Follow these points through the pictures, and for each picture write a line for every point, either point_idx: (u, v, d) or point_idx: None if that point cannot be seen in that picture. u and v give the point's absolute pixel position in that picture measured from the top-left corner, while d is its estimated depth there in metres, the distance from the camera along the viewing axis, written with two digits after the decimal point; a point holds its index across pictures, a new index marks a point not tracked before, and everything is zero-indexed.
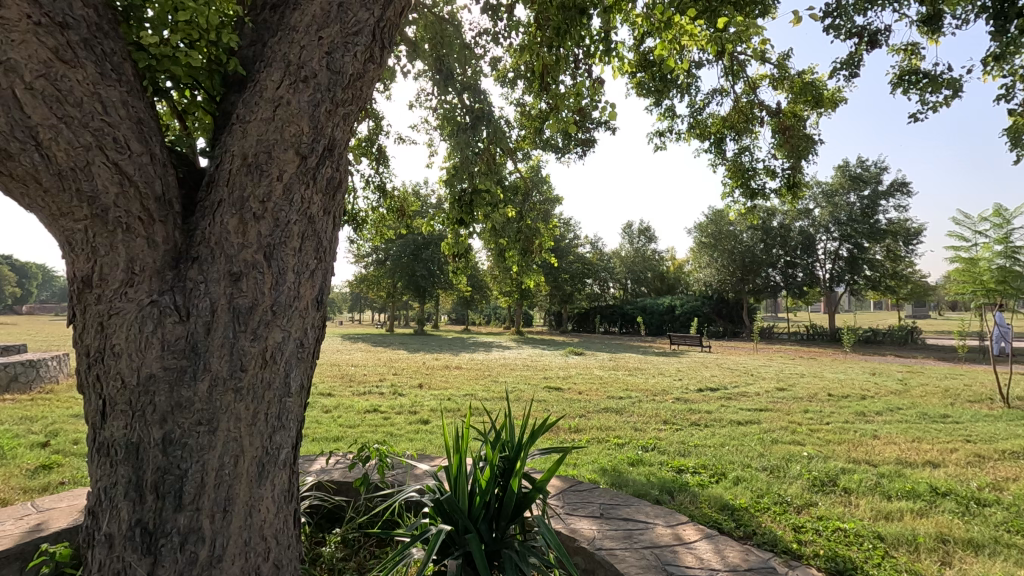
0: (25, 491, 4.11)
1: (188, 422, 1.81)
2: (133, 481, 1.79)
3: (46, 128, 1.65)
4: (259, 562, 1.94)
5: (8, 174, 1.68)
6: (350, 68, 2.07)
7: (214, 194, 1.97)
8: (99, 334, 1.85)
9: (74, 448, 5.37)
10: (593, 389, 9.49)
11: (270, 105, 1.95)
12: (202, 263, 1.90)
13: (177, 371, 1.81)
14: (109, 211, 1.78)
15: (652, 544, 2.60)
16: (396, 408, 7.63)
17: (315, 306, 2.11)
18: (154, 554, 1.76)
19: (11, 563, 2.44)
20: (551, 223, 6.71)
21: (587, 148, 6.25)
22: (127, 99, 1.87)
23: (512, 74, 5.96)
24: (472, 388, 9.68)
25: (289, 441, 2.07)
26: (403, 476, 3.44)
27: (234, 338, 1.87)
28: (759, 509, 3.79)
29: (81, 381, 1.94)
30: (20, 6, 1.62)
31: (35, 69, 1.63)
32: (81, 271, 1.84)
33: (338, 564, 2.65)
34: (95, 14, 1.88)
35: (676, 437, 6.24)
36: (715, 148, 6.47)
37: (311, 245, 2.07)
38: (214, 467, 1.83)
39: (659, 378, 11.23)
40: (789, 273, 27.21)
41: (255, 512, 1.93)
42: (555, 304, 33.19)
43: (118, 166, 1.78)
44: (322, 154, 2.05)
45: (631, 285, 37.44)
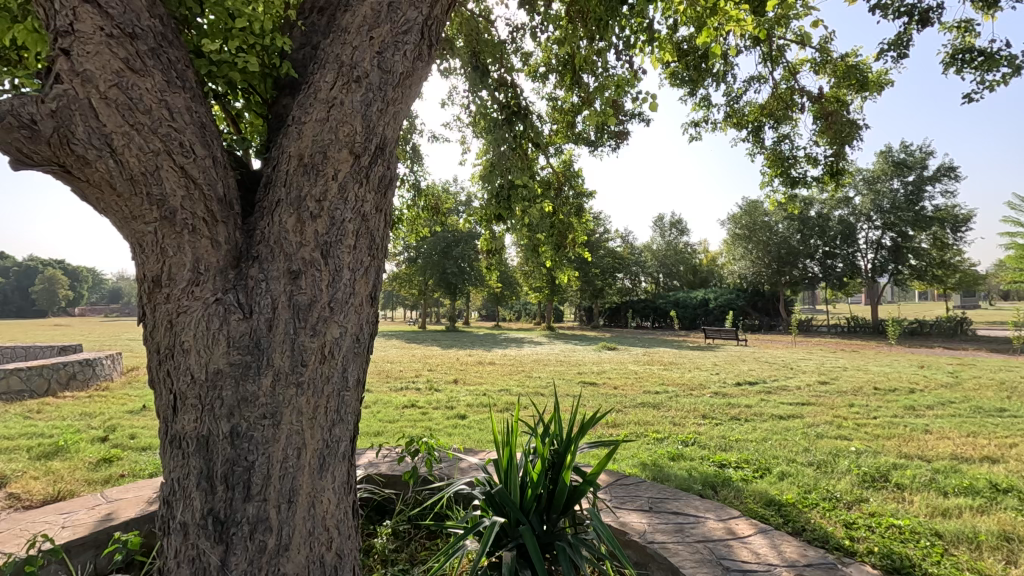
0: (88, 483, 4.32)
1: (254, 416, 1.87)
2: (204, 472, 1.86)
3: (119, 135, 1.73)
4: (322, 552, 1.99)
5: (86, 179, 1.77)
6: (400, 67, 2.11)
7: (273, 194, 2.03)
8: (169, 332, 1.92)
9: (131, 443, 5.61)
10: (628, 384, 9.42)
11: (324, 106, 2.00)
12: (263, 261, 1.96)
13: (242, 367, 1.88)
14: (176, 213, 1.85)
15: (704, 538, 2.58)
16: (433, 404, 7.74)
17: (369, 303, 2.16)
18: (225, 543, 1.83)
19: (87, 550, 2.58)
20: (584, 217, 6.66)
21: (621, 141, 6.20)
22: (191, 105, 1.94)
23: (545, 68, 5.94)
24: (506, 383, 9.72)
25: (348, 434, 2.12)
26: (450, 469, 3.49)
27: (295, 333, 1.92)
28: (807, 505, 3.71)
29: (152, 378, 2.02)
30: (94, 19, 1.73)
31: (108, 79, 1.72)
32: (151, 271, 1.92)
33: (390, 555, 2.71)
34: (160, 24, 1.95)
35: (716, 432, 6.15)
36: (753, 137, 6.32)
37: (365, 243, 2.11)
38: (278, 460, 1.89)
39: (696, 372, 11.08)
40: (828, 264, 26.42)
41: (317, 503, 1.99)
42: (586, 299, 33.00)
43: (184, 169, 1.85)
44: (374, 152, 2.09)
45: (663, 279, 37.01)
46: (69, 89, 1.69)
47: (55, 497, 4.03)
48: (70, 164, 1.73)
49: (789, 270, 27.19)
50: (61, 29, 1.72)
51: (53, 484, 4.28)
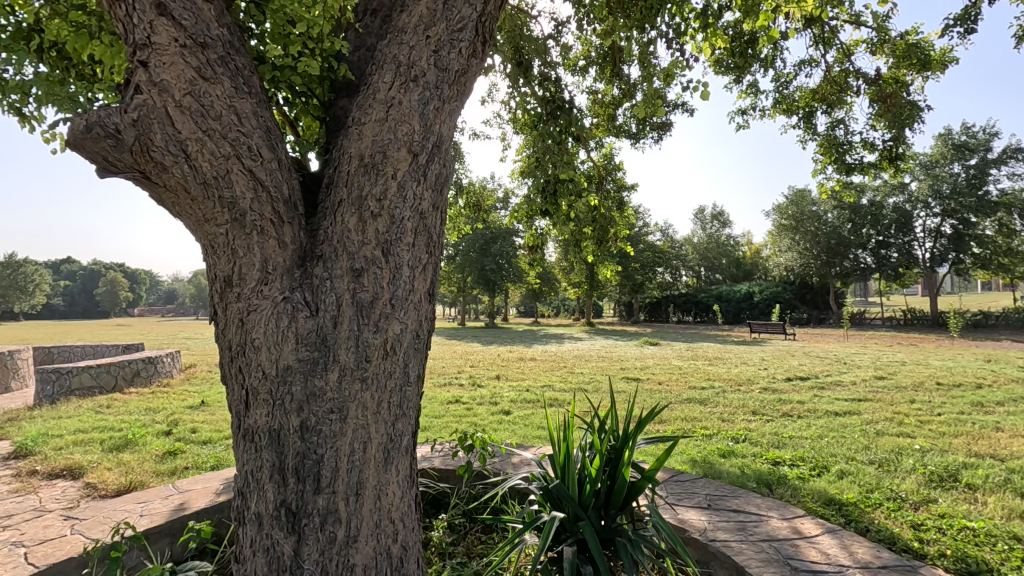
0: (156, 474, 4.56)
1: (322, 410, 1.92)
2: (277, 465, 1.93)
3: (193, 141, 1.80)
4: (389, 544, 2.03)
5: (164, 185, 1.85)
6: (455, 64, 2.13)
7: (335, 195, 2.08)
8: (240, 329, 1.99)
9: (193, 437, 5.88)
10: (673, 379, 9.27)
11: (383, 106, 2.03)
12: (327, 261, 2.01)
13: (310, 363, 1.93)
14: (246, 215, 1.91)
15: (769, 537, 2.51)
16: (477, 400, 7.81)
17: (428, 299, 2.19)
18: (298, 533, 1.88)
19: (163, 537, 2.71)
20: (627, 211, 6.57)
21: (664, 133, 6.07)
22: (257, 109, 2.01)
23: (584, 60, 5.87)
24: (548, 378, 9.72)
25: (410, 428, 2.15)
26: (503, 464, 3.51)
27: (359, 329, 1.96)
28: (870, 505, 3.57)
29: (225, 374, 2.10)
30: (169, 31, 1.82)
31: (182, 87, 1.80)
32: (223, 271, 1.99)
33: (447, 548, 2.75)
34: (228, 32, 2.02)
35: (767, 428, 5.98)
36: (804, 123, 6.08)
37: (423, 240, 2.13)
38: (345, 453, 1.94)
39: (742, 367, 10.83)
40: (881, 254, 25.26)
41: (383, 496, 2.02)
42: (624, 294, 32.62)
43: (252, 172, 1.91)
44: (431, 151, 2.11)
45: (704, 273, 36.40)
46: (149, 99, 1.78)
47: (127, 487, 4.27)
48: (149, 170, 1.81)
49: (839, 261, 26.16)
50: (138, 42, 1.82)
51: (125, 475, 4.53)
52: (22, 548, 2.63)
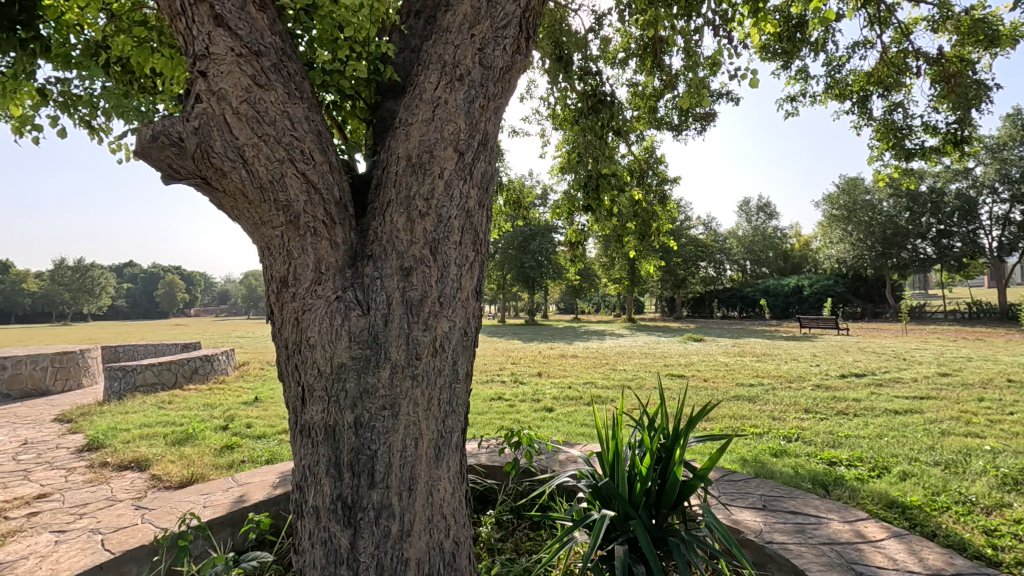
0: (215, 467, 4.77)
1: (375, 407, 1.96)
2: (333, 461, 1.98)
3: (249, 147, 1.87)
4: (442, 539, 2.06)
5: (223, 190, 1.93)
6: (500, 61, 2.13)
7: (384, 195, 2.12)
8: (296, 328, 2.05)
9: (248, 432, 6.12)
10: (719, 376, 9.05)
11: (430, 106, 2.05)
12: (376, 260, 2.05)
13: (363, 360, 1.97)
14: (300, 217, 1.96)
15: (830, 541, 2.41)
16: (520, 396, 7.83)
17: (475, 297, 2.20)
18: (354, 527, 1.93)
19: (225, 527, 2.83)
20: (670, 205, 6.43)
21: (707, 123, 5.91)
22: (309, 114, 2.06)
23: (624, 53, 5.77)
24: (591, 375, 9.64)
25: (459, 425, 2.17)
26: (550, 461, 3.49)
27: (408, 327, 1.99)
28: (937, 508, 3.38)
29: (281, 371, 2.17)
30: (226, 41, 1.89)
31: (239, 95, 1.87)
32: (278, 272, 2.05)
33: (496, 544, 2.76)
34: (280, 40, 2.08)
35: (822, 427, 5.75)
36: (858, 108, 5.82)
37: (470, 238, 2.15)
38: (398, 449, 1.97)
39: (793, 363, 10.45)
40: (943, 244, 24.10)
41: (434, 492, 2.05)
42: (666, 290, 32.04)
43: (306, 175, 1.96)
44: (477, 149, 2.12)
45: (750, 267, 35.35)
46: (208, 107, 1.85)
47: (189, 479, 4.48)
48: (209, 175, 1.89)
49: (896, 251, 24.91)
50: (198, 53, 1.89)
51: (187, 468, 4.76)
52: (99, 535, 2.79)
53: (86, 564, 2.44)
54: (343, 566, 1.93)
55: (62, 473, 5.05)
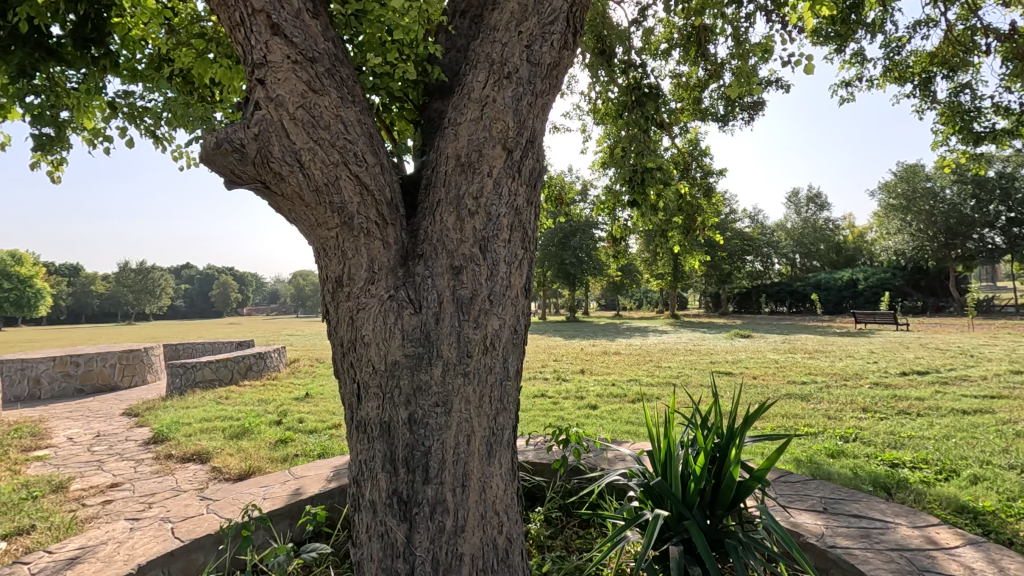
0: (271, 460, 4.96)
1: (428, 404, 1.99)
2: (388, 456, 2.02)
3: (306, 151, 1.92)
4: (495, 535, 2.07)
5: (282, 194, 1.99)
6: (547, 58, 2.12)
7: (433, 194, 2.14)
8: (351, 327, 2.09)
9: (301, 427, 6.34)
10: (769, 373, 8.76)
11: (478, 105, 2.06)
12: (427, 259, 2.08)
13: (416, 358, 2.00)
14: (354, 218, 2.01)
15: (899, 547, 2.30)
16: (563, 394, 7.80)
17: (524, 295, 2.20)
18: (410, 521, 1.97)
19: (284, 519, 2.93)
20: (715, 198, 6.27)
21: (756, 112, 5.71)
22: (361, 117, 2.10)
23: (667, 43, 5.65)
24: (634, 372, 9.52)
25: (510, 422, 2.18)
26: (598, 459, 3.47)
27: (460, 326, 2.01)
28: (1014, 515, 3.17)
29: (337, 368, 2.22)
30: (282, 49, 1.95)
31: (295, 101, 1.93)
32: (333, 272, 2.10)
33: (546, 541, 2.76)
34: (333, 45, 2.14)
35: (882, 427, 5.49)
36: (921, 91, 5.52)
37: (518, 236, 2.15)
38: (451, 446, 2.00)
39: (849, 360, 10.01)
40: (1013, 233, 22.68)
41: (487, 488, 2.06)
42: (711, 285, 31.26)
43: (359, 178, 2.00)
44: (525, 146, 2.12)
45: (800, 260, 34.12)
46: (267, 114, 1.92)
47: (247, 472, 4.68)
48: (269, 180, 1.96)
49: (960, 242, 23.57)
50: (256, 62, 1.96)
51: (245, 461, 4.97)
52: (169, 523, 2.94)
53: (158, 551, 2.57)
54: (399, 560, 1.97)
55: (131, 464, 5.36)
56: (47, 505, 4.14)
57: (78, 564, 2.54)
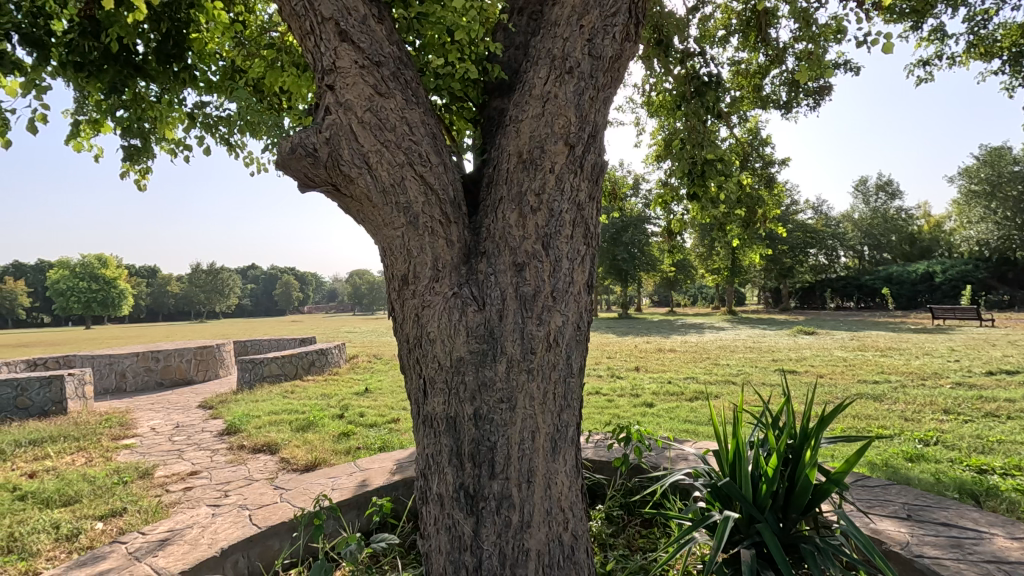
0: (335, 452, 5.16)
1: (493, 400, 2.01)
2: (455, 451, 2.05)
3: (373, 153, 1.98)
4: (560, 531, 2.07)
5: (351, 196, 2.06)
6: (609, 50, 2.09)
7: (495, 192, 2.16)
8: (416, 324, 2.12)
9: (361, 421, 6.55)
10: (837, 372, 8.33)
11: (540, 101, 2.06)
12: (490, 257, 2.09)
13: (481, 354, 2.02)
14: (419, 217, 2.04)
15: (994, 558, 2.15)
16: (618, 391, 7.71)
17: (587, 291, 2.18)
18: (477, 515, 2.00)
19: (353, 509, 3.05)
20: (778, 189, 6.03)
21: (822, 97, 5.43)
22: (425, 118, 2.14)
23: (724, 30, 5.45)
24: (692, 370, 9.28)
25: (575, 419, 2.18)
26: (660, 458, 3.40)
27: (523, 322, 2.02)
28: None
29: (403, 364, 2.26)
30: (350, 55, 2.01)
31: (363, 104, 1.99)
32: (399, 270, 2.13)
33: (608, 539, 2.75)
34: (397, 49, 2.19)
35: (967, 430, 5.11)
36: (1011, 67, 5.12)
37: (580, 232, 2.14)
38: (516, 441, 2.01)
39: (926, 358, 9.38)
40: None
41: (552, 485, 2.07)
42: (770, 279, 30.01)
43: (423, 178, 2.04)
44: (587, 141, 2.10)
45: (868, 252, 32.30)
46: (337, 118, 1.99)
47: (313, 463, 4.88)
48: (340, 182, 2.03)
49: None
50: (326, 68, 2.04)
51: (311, 452, 5.19)
52: (247, 510, 3.11)
53: (239, 535, 2.72)
54: (467, 553, 2.00)
55: (208, 454, 5.71)
56: (136, 490, 4.47)
57: (169, 545, 2.73)
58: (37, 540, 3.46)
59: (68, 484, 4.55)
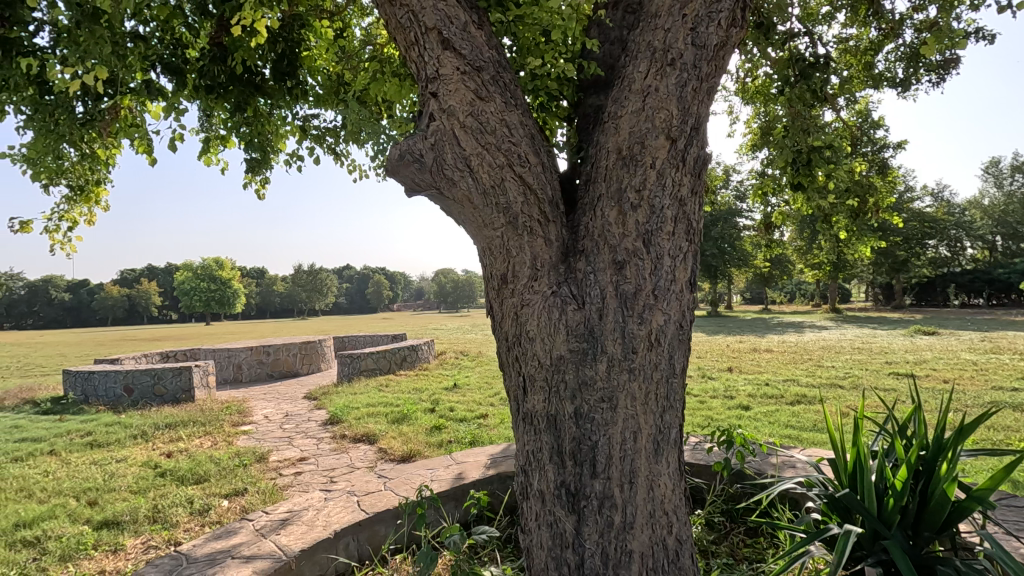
0: (428, 445, 5.37)
1: (594, 399, 2.00)
2: (555, 448, 2.06)
3: (475, 156, 2.03)
4: (664, 535, 2.03)
5: (453, 198, 2.12)
6: (714, 38, 2.01)
7: (594, 190, 2.14)
8: (515, 322, 2.13)
9: (451, 415, 6.76)
10: (966, 377, 7.46)
11: (640, 95, 2.02)
12: (589, 255, 2.08)
13: (581, 353, 2.01)
14: (519, 217, 2.06)
15: None
16: (710, 392, 7.40)
17: (689, 288, 2.12)
18: (578, 513, 2.00)
19: (451, 500, 3.17)
20: (893, 176, 5.50)
21: (949, 71, 4.88)
22: (523, 119, 2.17)
23: (829, 6, 5.04)
24: (792, 372, 8.70)
25: (677, 420, 2.12)
26: (764, 463, 3.23)
27: (624, 321, 2.00)
28: None
29: (502, 362, 2.29)
30: (452, 62, 2.08)
31: (465, 109, 2.05)
32: (498, 270, 2.16)
33: (710, 546, 2.65)
34: (496, 53, 2.24)
35: None
36: None
37: (683, 228, 2.08)
38: (618, 441, 1.99)
39: None
40: None
41: (655, 487, 2.03)
42: (881, 274, 27.46)
43: (523, 178, 2.06)
44: (690, 134, 2.04)
45: (1001, 243, 28.64)
46: (442, 124, 2.07)
47: (409, 454, 5.12)
48: (443, 186, 2.09)
49: None
50: (429, 76, 2.12)
51: (406, 444, 5.43)
52: (354, 496, 3.31)
53: (349, 519, 2.92)
54: (569, 550, 2.01)
55: (314, 442, 6.15)
56: (254, 472, 4.91)
57: (289, 525, 2.97)
58: (177, 513, 3.90)
59: (199, 464, 5.08)
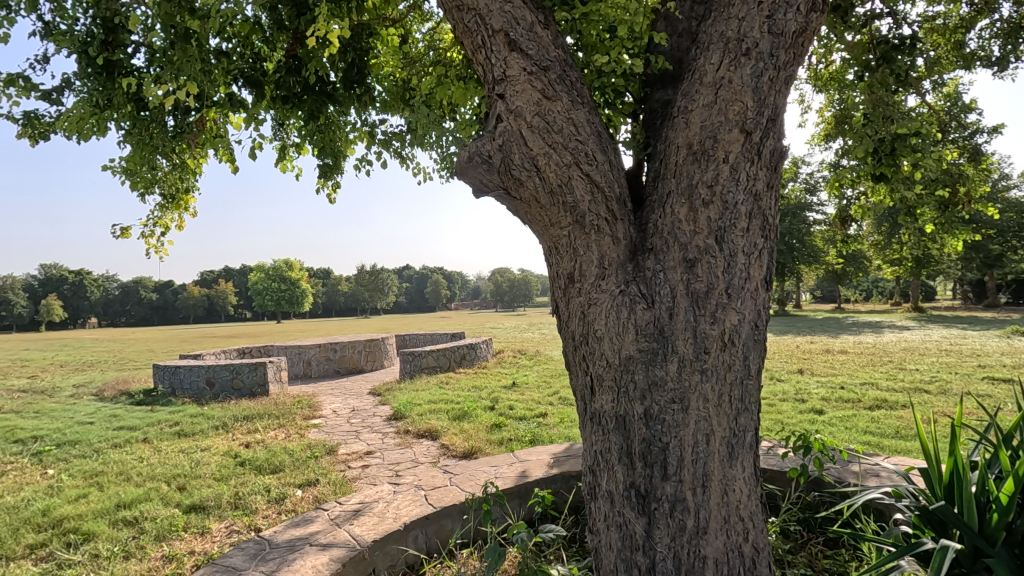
0: (489, 442, 5.44)
1: (664, 400, 1.96)
2: (624, 449, 2.02)
3: (542, 156, 2.03)
4: (740, 541, 1.97)
5: (520, 198, 2.12)
6: (793, 25, 1.93)
7: (663, 186, 2.10)
8: (582, 321, 2.11)
9: (511, 413, 6.81)
10: None
11: (712, 88, 1.96)
12: (658, 253, 2.04)
13: (651, 353, 1.97)
14: (586, 216, 2.05)
15: None
16: (779, 395, 7.08)
17: (764, 287, 2.04)
18: (649, 516, 1.97)
19: (515, 498, 3.20)
20: (987, 163, 5.07)
21: None
22: (590, 117, 2.16)
23: None
24: (870, 375, 8.18)
25: (752, 424, 2.05)
26: (845, 471, 3.05)
27: (695, 321, 1.94)
28: None
29: (568, 361, 2.27)
30: (519, 63, 2.10)
31: (532, 109, 2.06)
32: (565, 269, 2.15)
33: (786, 555, 2.54)
34: (562, 52, 2.24)
35: None
36: None
37: (758, 224, 2.00)
38: (689, 444, 1.95)
39: None
40: None
41: (729, 492, 1.97)
42: (971, 269, 25.33)
43: (590, 176, 2.05)
44: (766, 126, 1.96)
45: None
46: (508, 124, 2.08)
47: (471, 451, 5.21)
48: (510, 186, 2.11)
49: None
50: (496, 78, 2.15)
51: (467, 441, 5.52)
52: (421, 490, 3.40)
53: (418, 513, 3.00)
54: (639, 553, 1.99)
55: (379, 436, 6.36)
56: (325, 464, 5.14)
57: (361, 516, 3.09)
58: (256, 500, 4.14)
59: (275, 454, 5.38)
